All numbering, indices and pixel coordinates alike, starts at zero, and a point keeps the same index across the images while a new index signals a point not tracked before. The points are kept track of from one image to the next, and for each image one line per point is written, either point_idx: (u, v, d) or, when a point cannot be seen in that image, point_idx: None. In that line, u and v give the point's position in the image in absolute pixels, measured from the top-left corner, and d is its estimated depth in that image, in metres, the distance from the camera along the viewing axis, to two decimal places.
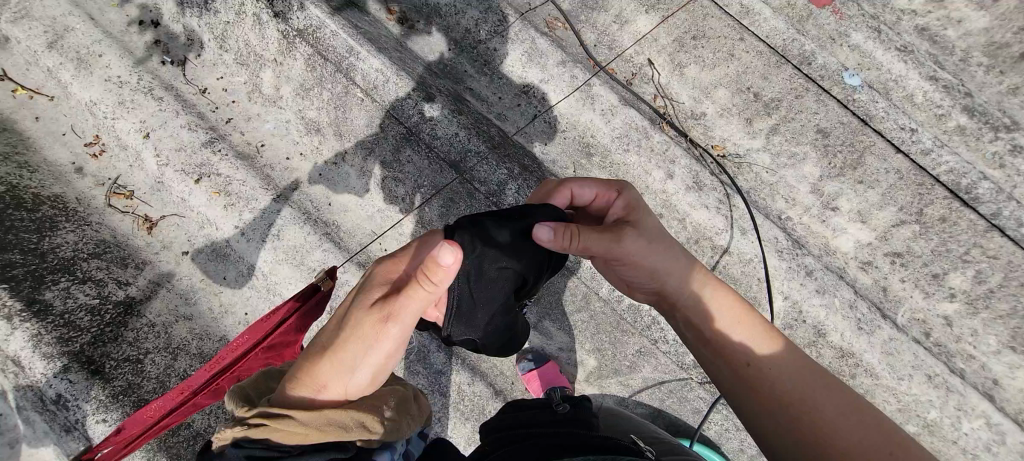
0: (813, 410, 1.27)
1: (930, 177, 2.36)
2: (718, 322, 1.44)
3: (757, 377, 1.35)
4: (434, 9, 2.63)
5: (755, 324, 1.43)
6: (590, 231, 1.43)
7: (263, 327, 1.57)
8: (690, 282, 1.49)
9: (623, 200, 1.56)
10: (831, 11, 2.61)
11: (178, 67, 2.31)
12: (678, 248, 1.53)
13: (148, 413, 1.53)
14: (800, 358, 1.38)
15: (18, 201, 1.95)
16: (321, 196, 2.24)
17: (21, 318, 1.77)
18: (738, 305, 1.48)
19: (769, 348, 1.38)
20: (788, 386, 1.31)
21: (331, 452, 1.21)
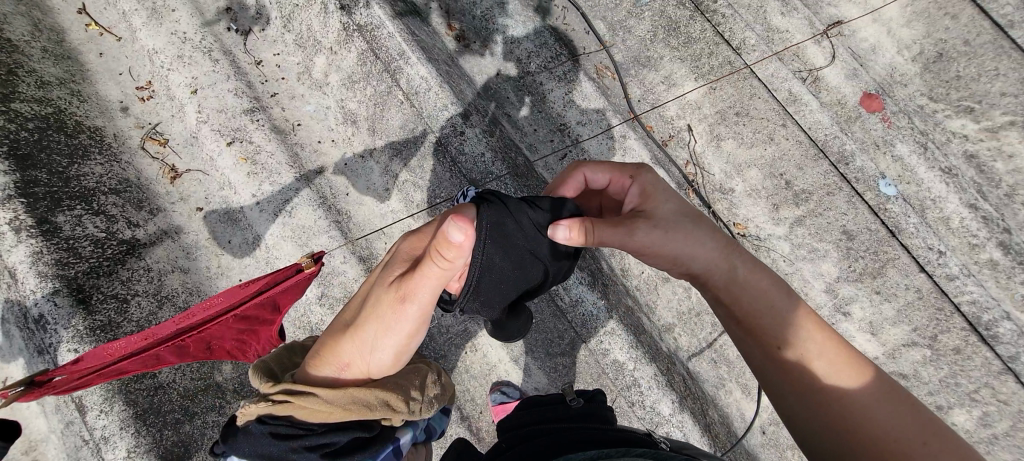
0: (845, 399, 1.29)
1: (951, 305, 2.28)
2: (752, 304, 1.41)
3: (790, 364, 1.35)
4: (493, 32, 2.68)
5: (790, 304, 1.41)
6: (605, 224, 1.43)
7: (241, 294, 1.64)
8: (725, 259, 1.45)
9: (638, 184, 1.56)
10: (881, 118, 2.59)
11: (241, 36, 2.39)
12: (708, 227, 1.49)
13: (110, 350, 1.54)
14: (835, 339, 1.37)
15: (60, 125, 2.03)
16: (342, 185, 2.28)
17: (28, 234, 1.79)
18: (773, 282, 1.44)
19: (803, 327, 1.37)
20: (821, 374, 1.32)
21: (354, 430, 1.44)
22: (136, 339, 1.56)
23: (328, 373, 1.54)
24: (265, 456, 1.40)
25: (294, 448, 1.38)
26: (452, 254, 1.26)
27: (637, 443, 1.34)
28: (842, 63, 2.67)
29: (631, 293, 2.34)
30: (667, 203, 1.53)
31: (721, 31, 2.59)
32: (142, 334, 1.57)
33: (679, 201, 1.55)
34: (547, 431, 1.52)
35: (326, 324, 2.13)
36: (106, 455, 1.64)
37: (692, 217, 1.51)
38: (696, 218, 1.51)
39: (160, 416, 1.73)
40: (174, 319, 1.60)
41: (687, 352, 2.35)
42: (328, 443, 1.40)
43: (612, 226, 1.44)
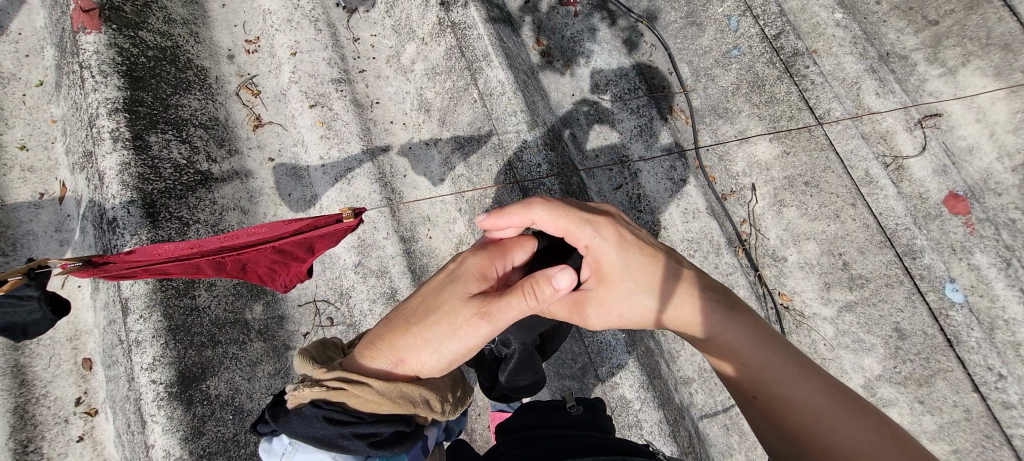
0: (829, 445, 1.24)
1: (1001, 435, 2.10)
2: (723, 355, 1.43)
3: (769, 411, 1.33)
4: (578, 55, 2.73)
5: (764, 351, 1.39)
6: (551, 312, 1.53)
7: (282, 229, 1.62)
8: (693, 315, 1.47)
9: (592, 259, 1.53)
10: (964, 222, 2.43)
11: (346, 12, 2.57)
12: (672, 285, 1.49)
13: (161, 250, 1.56)
14: (815, 382, 1.33)
15: (173, 58, 2.24)
16: (402, 167, 2.41)
17: (123, 145, 1.99)
18: (744, 328, 1.43)
19: (777, 374, 1.35)
20: (801, 421, 1.28)
21: (398, 423, 1.34)
22: (183, 246, 1.57)
23: (378, 365, 1.38)
24: (314, 440, 1.28)
25: (344, 434, 1.27)
26: (546, 293, 1.36)
27: (635, 453, 1.44)
28: (931, 156, 2.53)
29: (656, 336, 2.29)
30: (620, 273, 1.51)
31: (808, 97, 2.45)
32: (189, 243, 1.57)
33: (634, 269, 1.50)
34: (551, 435, 1.54)
35: (355, 290, 2.20)
36: (135, 357, 1.78)
37: (654, 279, 1.50)
38: (659, 274, 1.50)
39: (188, 335, 1.85)
40: (220, 236, 1.60)
41: (701, 410, 2.27)
42: (374, 433, 1.29)
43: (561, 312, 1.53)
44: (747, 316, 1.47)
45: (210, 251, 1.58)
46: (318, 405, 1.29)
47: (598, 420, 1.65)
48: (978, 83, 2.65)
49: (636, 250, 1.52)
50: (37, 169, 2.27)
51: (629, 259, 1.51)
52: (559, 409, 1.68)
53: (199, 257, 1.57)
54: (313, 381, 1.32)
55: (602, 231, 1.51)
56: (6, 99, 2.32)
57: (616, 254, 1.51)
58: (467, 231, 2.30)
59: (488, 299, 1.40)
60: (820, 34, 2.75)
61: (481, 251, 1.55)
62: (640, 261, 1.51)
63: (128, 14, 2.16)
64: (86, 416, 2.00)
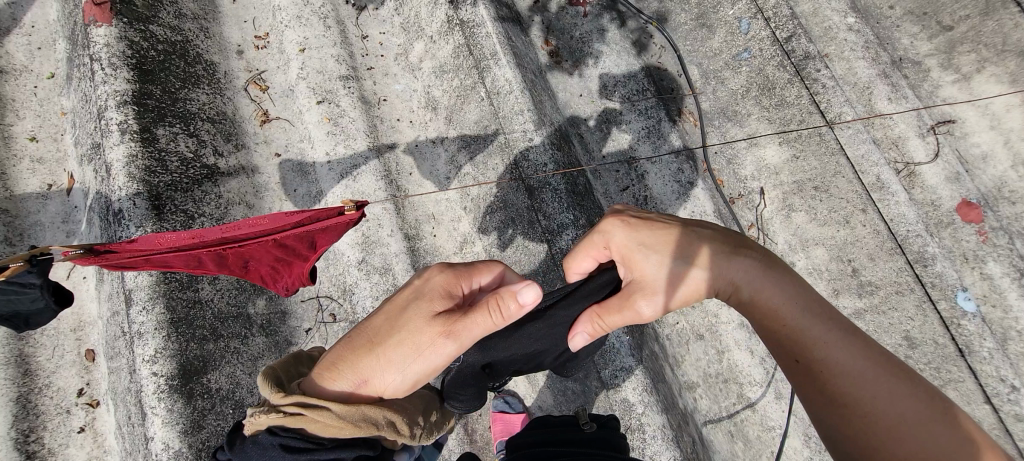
0: (872, 412, 1.19)
1: (1013, 448, 2.06)
2: (766, 317, 1.37)
3: (810, 377, 1.27)
4: (587, 56, 2.72)
5: (809, 315, 1.32)
6: (611, 318, 1.46)
7: (284, 221, 1.60)
8: (733, 276, 1.41)
9: (617, 250, 1.51)
10: (977, 230, 2.40)
11: (355, 10, 2.58)
12: (710, 251, 1.44)
13: (162, 239, 1.53)
14: (862, 347, 1.26)
15: (183, 52, 2.25)
16: (408, 164, 2.41)
17: (130, 137, 2.00)
18: (789, 289, 1.36)
19: (822, 339, 1.28)
20: (844, 387, 1.23)
21: (360, 447, 1.34)
22: (183, 236, 1.55)
23: (338, 387, 1.36)
24: None
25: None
26: (511, 312, 1.33)
27: None
28: (944, 163, 2.48)
29: (660, 340, 2.27)
30: (644, 250, 1.46)
31: (818, 101, 2.41)
32: (190, 234, 1.56)
33: (657, 243, 1.47)
34: (559, 454, 1.52)
35: (358, 287, 2.17)
36: (137, 349, 1.77)
37: (690, 245, 1.45)
38: (695, 240, 1.46)
39: (191, 328, 1.84)
40: (221, 227, 1.58)
41: (705, 416, 2.24)
42: (334, 459, 1.29)
43: (618, 317, 1.45)
44: (791, 277, 1.39)
45: (210, 242, 1.56)
46: (277, 432, 1.29)
47: (611, 437, 1.63)
48: (993, 90, 2.60)
49: (647, 227, 1.50)
50: (46, 161, 2.29)
51: (649, 232, 1.49)
52: (572, 429, 1.68)
53: (199, 248, 1.54)
54: (272, 406, 1.30)
55: (609, 224, 1.51)
56: (18, 90, 2.35)
57: (634, 236, 1.49)
58: (472, 229, 2.30)
59: (452, 319, 1.37)
60: (831, 38, 2.73)
61: (444, 265, 1.49)
62: (664, 231, 1.49)
63: (139, 8, 2.17)
64: (87, 407, 2.00)
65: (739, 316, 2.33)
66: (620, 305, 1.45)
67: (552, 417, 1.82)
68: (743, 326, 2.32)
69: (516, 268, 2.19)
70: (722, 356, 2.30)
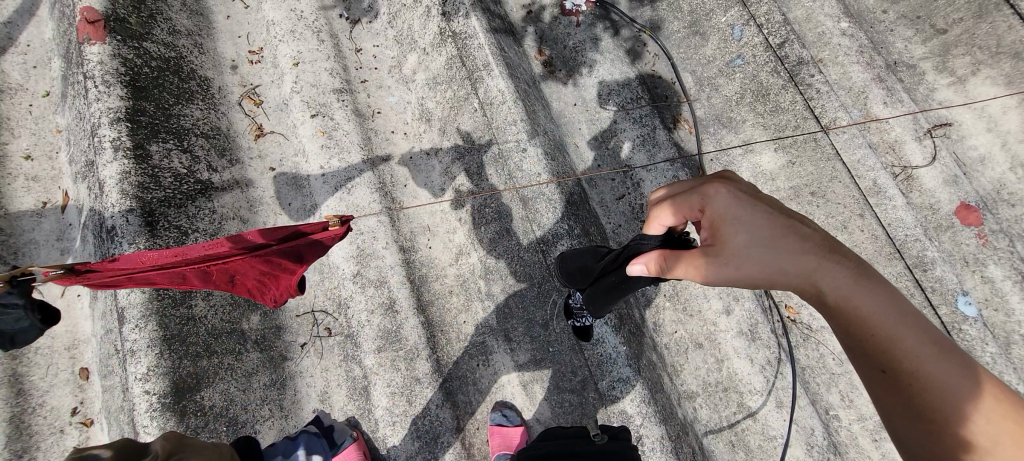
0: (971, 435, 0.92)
1: None
2: (846, 317, 1.10)
3: (894, 390, 1.01)
4: (581, 65, 2.72)
5: (899, 323, 1.04)
6: (676, 266, 1.36)
7: (270, 236, 1.55)
8: (811, 273, 1.15)
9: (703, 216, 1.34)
10: (977, 234, 2.38)
11: (349, 24, 2.60)
12: (791, 244, 1.20)
13: (145, 258, 1.47)
14: (960, 364, 0.98)
15: (176, 69, 2.26)
16: (403, 177, 2.42)
17: (124, 153, 1.98)
18: (879, 292, 1.08)
19: (914, 350, 1.00)
20: (933, 403, 0.97)
21: None
22: (167, 254, 1.49)
23: None
24: None
25: None
26: None
27: None
28: (942, 167, 2.47)
29: (659, 349, 2.25)
30: (734, 223, 1.27)
31: (813, 105, 2.41)
32: (174, 251, 1.49)
33: (746, 223, 1.25)
34: None
35: (354, 301, 2.16)
36: (129, 368, 1.75)
37: (773, 234, 1.23)
38: (775, 230, 1.23)
39: (184, 344, 1.83)
40: (204, 244, 1.51)
41: (706, 426, 2.21)
42: None
43: (677, 266, 1.36)
44: (882, 280, 1.11)
45: (195, 259, 1.48)
46: None
47: (623, 448, 1.60)
48: (989, 92, 2.58)
49: (750, 201, 1.28)
50: (41, 179, 2.29)
51: (744, 212, 1.26)
52: (583, 440, 1.67)
53: (182, 266, 1.47)
54: None
55: (713, 186, 1.31)
56: (13, 109, 2.35)
57: (732, 207, 1.28)
58: (467, 241, 2.31)
59: None
60: (825, 43, 2.72)
61: None
62: (761, 215, 1.25)
63: (133, 25, 2.18)
64: (81, 426, 1.99)
65: (737, 324, 2.31)
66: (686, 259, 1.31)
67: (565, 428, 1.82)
68: (741, 334, 2.30)
69: (511, 280, 2.19)
70: (721, 365, 2.28)
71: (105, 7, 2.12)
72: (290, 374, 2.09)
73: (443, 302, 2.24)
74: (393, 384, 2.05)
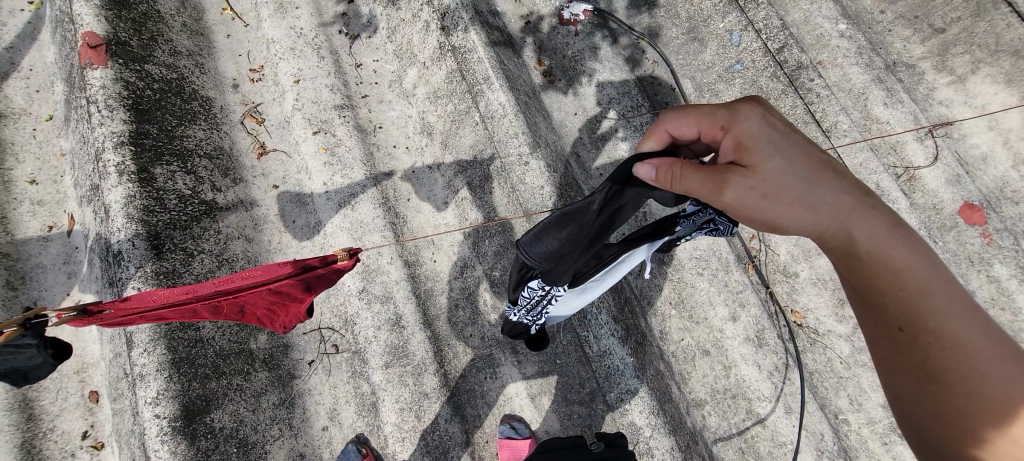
0: (969, 379, 1.05)
1: None
2: (877, 271, 1.18)
3: (905, 341, 1.12)
4: (580, 74, 2.73)
5: (924, 276, 1.14)
6: (692, 173, 1.30)
7: (278, 271, 1.55)
8: (846, 219, 1.23)
9: (730, 138, 1.35)
10: (981, 233, 2.37)
11: (348, 40, 2.62)
12: (825, 188, 1.27)
13: (154, 296, 1.46)
14: (978, 319, 1.09)
15: (178, 90, 2.27)
16: (407, 191, 2.43)
17: (128, 178, 1.98)
18: (911, 245, 1.17)
19: (932, 300, 1.11)
20: (944, 350, 1.07)
21: None
22: (177, 291, 1.49)
23: None
24: None
25: None
26: None
27: None
28: (943, 166, 2.47)
29: (666, 358, 2.27)
30: (771, 155, 1.29)
31: (813, 110, 2.41)
32: (184, 289, 1.49)
33: (787, 156, 1.29)
34: None
35: (360, 317, 2.16)
36: (139, 391, 1.75)
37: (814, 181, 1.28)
38: (813, 174, 1.28)
39: (193, 367, 1.83)
40: (215, 280, 1.52)
41: (714, 434, 2.21)
42: None
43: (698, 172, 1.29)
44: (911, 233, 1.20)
45: (206, 296, 1.49)
46: None
47: (619, 452, 1.61)
48: (989, 91, 2.58)
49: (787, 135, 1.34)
50: (46, 203, 2.30)
51: (783, 144, 1.31)
52: (581, 450, 1.68)
53: (195, 302, 1.48)
54: None
55: (746, 108, 1.35)
56: (17, 133, 2.37)
57: (767, 136, 1.32)
58: (471, 254, 2.32)
59: None
60: (824, 46, 2.72)
61: None
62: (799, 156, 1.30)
63: (135, 48, 2.19)
64: (92, 449, 2.01)
65: (744, 330, 2.30)
66: (709, 170, 1.29)
67: (562, 439, 1.83)
68: (748, 340, 2.29)
69: None
70: (729, 372, 2.28)
71: (107, 31, 2.14)
72: (298, 392, 2.10)
73: (449, 316, 2.25)
74: (401, 401, 2.04)
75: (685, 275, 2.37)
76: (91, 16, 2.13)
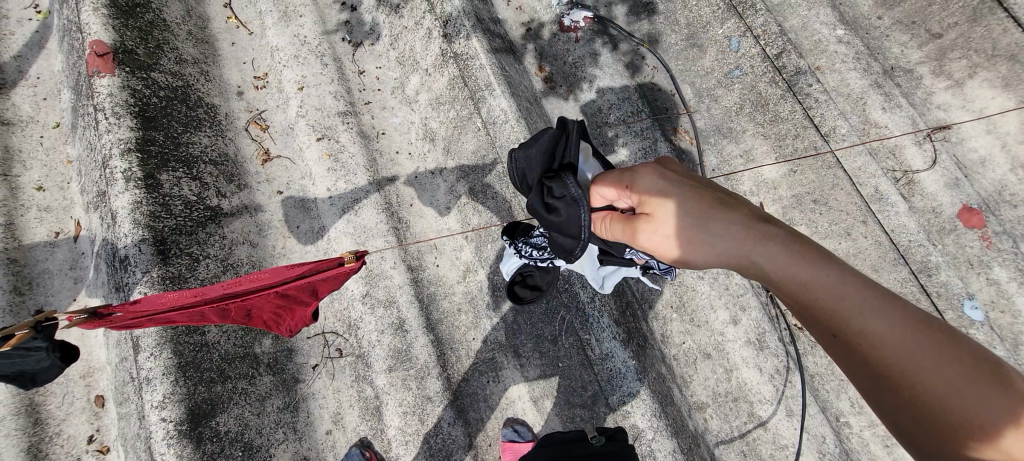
0: (917, 378, 0.85)
1: None
2: (793, 290, 0.98)
3: (848, 356, 0.93)
4: (581, 80, 2.76)
5: (843, 283, 0.94)
6: (645, 176, 1.24)
7: (285, 274, 1.57)
8: (745, 234, 1.04)
9: (635, 193, 1.24)
10: (980, 236, 2.39)
11: (352, 47, 2.66)
12: (717, 210, 1.09)
13: (164, 299, 1.48)
14: (905, 312, 0.89)
15: (183, 97, 2.30)
16: (409, 196, 2.45)
17: (135, 184, 2.01)
18: (819, 260, 0.96)
19: (853, 308, 0.91)
20: (882, 359, 0.88)
21: None
22: (187, 294, 1.51)
23: None
24: None
25: None
26: None
27: None
28: (943, 170, 2.48)
29: (667, 361, 2.28)
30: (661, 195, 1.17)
31: (812, 115, 2.43)
32: (193, 291, 1.51)
33: (683, 193, 1.15)
34: None
35: (364, 322, 2.19)
36: (145, 395, 1.76)
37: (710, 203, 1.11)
38: (699, 199, 1.12)
39: (198, 371, 1.85)
40: (224, 283, 1.54)
41: (716, 437, 2.22)
42: None
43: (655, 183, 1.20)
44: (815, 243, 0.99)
45: (215, 299, 1.51)
46: None
47: (618, 447, 1.63)
48: (987, 95, 2.60)
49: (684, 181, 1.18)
50: (53, 209, 2.33)
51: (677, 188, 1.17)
52: (582, 443, 1.72)
53: (203, 305, 1.50)
54: None
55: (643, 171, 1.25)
56: (24, 141, 2.40)
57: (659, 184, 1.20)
58: (474, 258, 2.34)
59: None
60: (823, 51, 2.75)
61: None
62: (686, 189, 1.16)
63: (141, 56, 2.22)
64: (98, 454, 2.02)
65: (745, 334, 2.32)
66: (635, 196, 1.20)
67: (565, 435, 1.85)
68: (749, 343, 2.30)
69: None
70: (730, 375, 2.29)
71: (114, 40, 2.17)
72: (302, 396, 2.11)
73: (452, 321, 2.27)
74: (404, 405, 2.08)
75: (686, 278, 2.37)
76: (99, 25, 2.16)
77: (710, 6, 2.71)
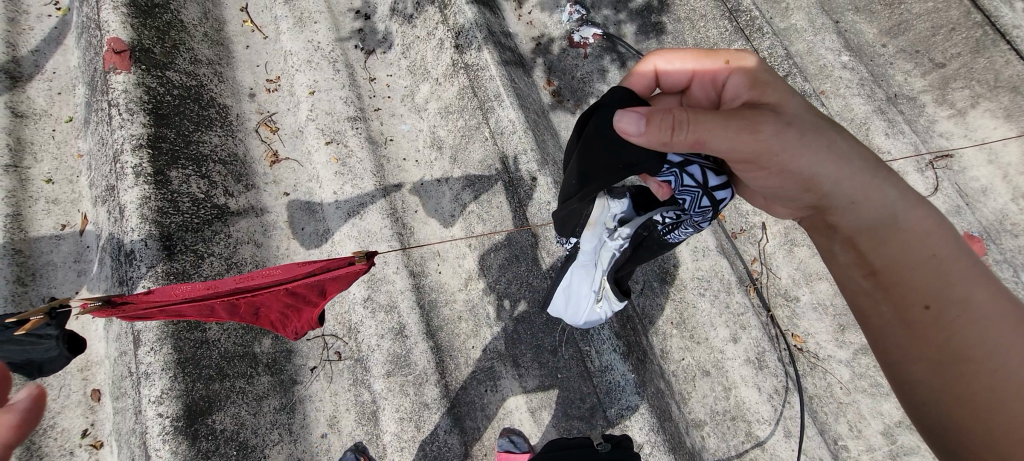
0: (987, 356, 1.08)
1: None
2: (896, 249, 1.21)
3: (923, 326, 1.15)
4: (588, 95, 2.79)
5: (942, 253, 1.19)
6: (709, 115, 1.21)
7: (297, 270, 1.57)
8: (866, 190, 1.26)
9: (744, 80, 1.42)
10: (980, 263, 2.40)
11: (364, 55, 2.70)
12: (847, 147, 1.29)
13: (176, 290, 1.48)
14: (988, 291, 1.14)
15: (197, 97, 2.33)
16: (415, 203, 2.47)
17: (145, 179, 2.03)
18: (928, 218, 1.22)
19: (945, 278, 1.16)
20: (959, 331, 1.12)
21: None
22: (199, 286, 1.51)
23: None
24: None
25: None
26: None
27: None
28: (943, 197, 2.49)
29: (666, 377, 2.28)
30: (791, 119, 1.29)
31: None
32: (205, 284, 1.51)
33: (810, 118, 1.30)
34: None
35: (364, 325, 2.18)
36: (143, 390, 1.76)
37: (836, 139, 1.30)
38: (836, 126, 1.33)
39: (197, 368, 1.84)
40: (236, 277, 1.54)
41: (713, 455, 2.21)
42: None
43: (722, 116, 1.23)
44: (930, 205, 1.26)
45: (226, 292, 1.51)
46: None
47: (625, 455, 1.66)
48: (988, 125, 2.63)
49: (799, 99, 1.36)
50: (61, 202, 2.35)
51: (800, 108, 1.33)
52: (588, 450, 1.73)
53: (214, 298, 1.50)
54: None
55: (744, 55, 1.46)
56: (36, 133, 2.42)
57: (780, 85, 1.38)
58: (476, 267, 2.35)
59: None
60: (827, 76, 2.79)
61: None
62: (813, 119, 1.31)
63: (157, 55, 2.26)
64: (91, 448, 2.01)
65: (745, 352, 2.32)
66: (737, 117, 1.24)
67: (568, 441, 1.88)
68: (748, 362, 2.30)
69: (519, 305, 2.23)
70: (729, 393, 2.28)
71: (131, 38, 2.21)
72: (299, 398, 2.11)
73: (452, 328, 2.27)
74: (401, 410, 2.06)
75: (687, 295, 2.39)
76: (118, 23, 2.20)
77: (718, 27, 2.76)
